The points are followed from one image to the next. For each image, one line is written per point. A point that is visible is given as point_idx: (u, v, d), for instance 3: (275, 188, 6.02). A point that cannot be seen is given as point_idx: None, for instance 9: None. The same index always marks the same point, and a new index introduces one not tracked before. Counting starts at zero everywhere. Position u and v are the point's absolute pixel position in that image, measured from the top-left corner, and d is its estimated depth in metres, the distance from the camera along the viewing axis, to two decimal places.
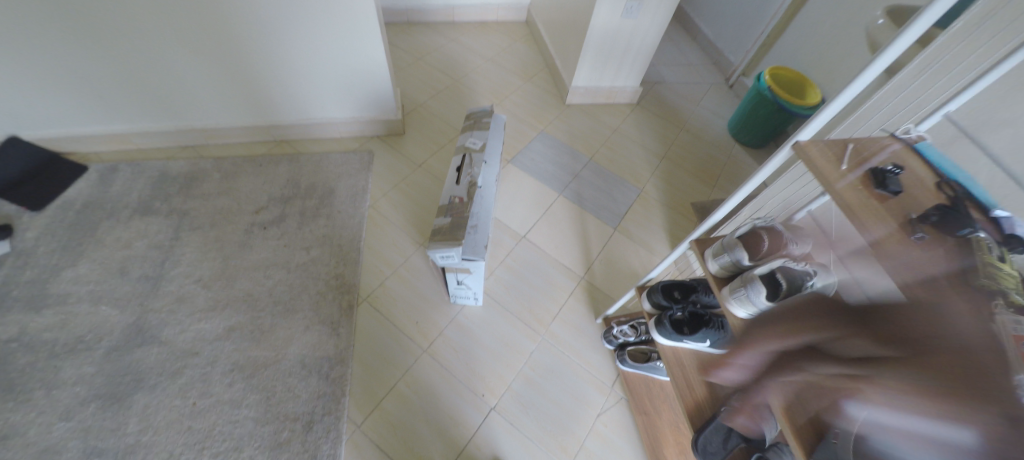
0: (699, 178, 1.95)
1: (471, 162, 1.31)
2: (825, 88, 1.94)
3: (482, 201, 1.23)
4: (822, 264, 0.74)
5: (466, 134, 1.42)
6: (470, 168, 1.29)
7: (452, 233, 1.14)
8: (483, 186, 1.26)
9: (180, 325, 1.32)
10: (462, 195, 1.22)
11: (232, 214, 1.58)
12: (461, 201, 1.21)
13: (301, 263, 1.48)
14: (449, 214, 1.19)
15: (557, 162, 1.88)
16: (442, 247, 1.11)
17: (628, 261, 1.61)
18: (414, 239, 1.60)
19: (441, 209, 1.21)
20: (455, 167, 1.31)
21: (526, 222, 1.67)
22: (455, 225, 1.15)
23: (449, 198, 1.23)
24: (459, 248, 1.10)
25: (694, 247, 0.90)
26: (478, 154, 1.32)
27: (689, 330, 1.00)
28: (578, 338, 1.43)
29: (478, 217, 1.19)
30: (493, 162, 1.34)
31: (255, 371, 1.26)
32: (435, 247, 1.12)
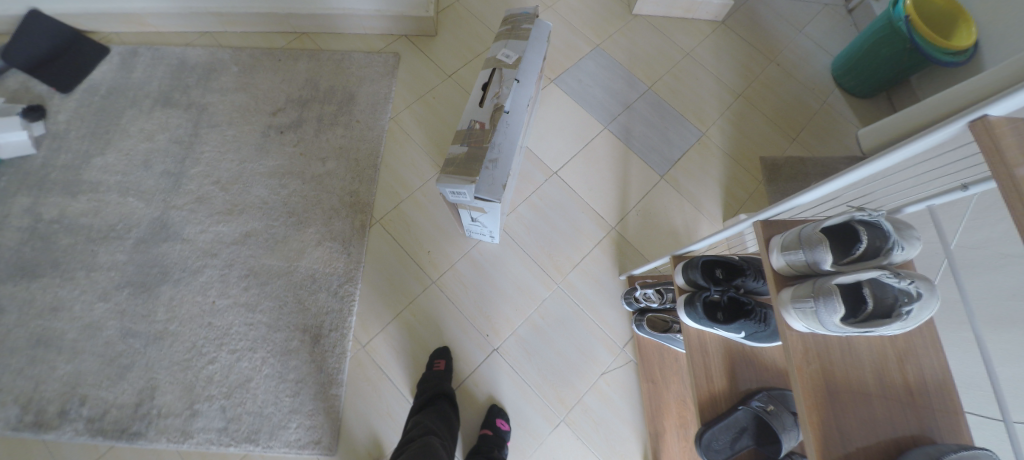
0: (777, 128, 1.63)
1: (499, 81, 1.06)
2: (991, 20, 1.44)
3: (506, 132, 1.02)
4: (921, 278, 0.56)
5: (499, 42, 1.15)
6: (498, 88, 1.06)
7: (468, 165, 0.96)
8: (510, 112, 1.04)
9: (199, 225, 1.33)
10: (484, 121, 1.01)
11: (249, 113, 1.50)
12: (482, 129, 1.01)
13: (316, 175, 1.40)
14: (466, 143, 0.99)
15: (609, 87, 1.59)
16: (452, 183, 0.94)
17: (669, 217, 1.42)
18: (434, 162, 1.45)
19: (457, 136, 1.01)
20: (481, 84, 1.08)
21: (560, 156, 1.46)
22: (471, 157, 0.97)
23: (468, 122, 1.02)
24: (471, 186, 0.94)
25: (760, 230, 0.69)
26: (511, 70, 1.08)
27: (724, 317, 0.88)
28: (596, 292, 1.32)
29: (499, 150, 1.00)
30: (526, 83, 1.09)
31: (268, 280, 1.28)
32: (442, 181, 0.95)
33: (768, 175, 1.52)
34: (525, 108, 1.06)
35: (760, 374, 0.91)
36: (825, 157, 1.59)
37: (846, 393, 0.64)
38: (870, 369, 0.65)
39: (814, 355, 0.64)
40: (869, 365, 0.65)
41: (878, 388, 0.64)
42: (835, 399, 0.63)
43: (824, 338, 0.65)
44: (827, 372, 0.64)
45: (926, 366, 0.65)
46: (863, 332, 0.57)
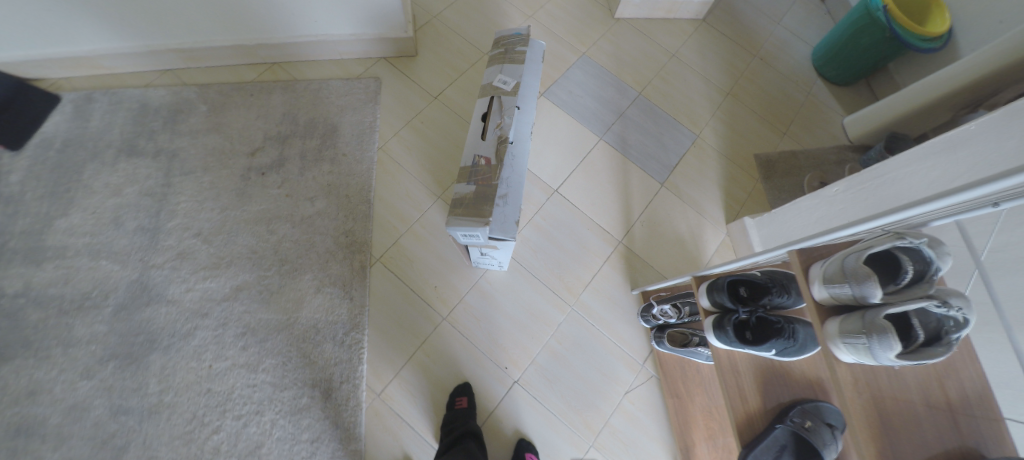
0: (767, 123, 1.64)
1: (500, 111, 1.04)
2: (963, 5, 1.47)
3: (512, 165, 1.00)
4: (955, 295, 0.55)
5: (494, 67, 1.12)
6: (499, 118, 1.03)
7: (479, 203, 0.94)
8: (514, 142, 1.02)
9: (185, 283, 1.25)
10: (489, 156, 0.99)
11: (226, 156, 1.40)
12: (488, 164, 0.98)
13: (306, 216, 1.32)
14: (473, 181, 0.97)
15: (600, 96, 1.56)
16: (464, 225, 0.92)
17: (673, 225, 1.41)
18: (430, 190, 1.39)
19: (462, 174, 0.99)
20: (481, 113, 1.05)
21: (559, 172, 1.42)
22: (481, 195, 0.94)
23: (472, 158, 1.00)
24: (484, 227, 0.91)
25: (797, 262, 0.67)
26: (511, 98, 1.05)
27: (752, 336, 0.87)
28: (610, 309, 1.29)
29: (508, 185, 0.98)
30: (527, 109, 1.08)
31: (268, 335, 1.21)
32: (454, 223, 0.93)
33: (763, 172, 1.53)
34: (529, 137, 1.04)
35: (791, 388, 0.90)
36: (814, 149, 1.61)
37: (901, 421, 0.62)
38: (920, 393, 0.64)
39: (864, 385, 0.63)
40: (919, 389, 0.64)
41: (929, 409, 0.63)
42: (891, 429, 0.62)
43: (871, 366, 0.64)
44: (878, 403, 0.63)
45: (967, 380, 0.65)
46: (915, 362, 0.56)
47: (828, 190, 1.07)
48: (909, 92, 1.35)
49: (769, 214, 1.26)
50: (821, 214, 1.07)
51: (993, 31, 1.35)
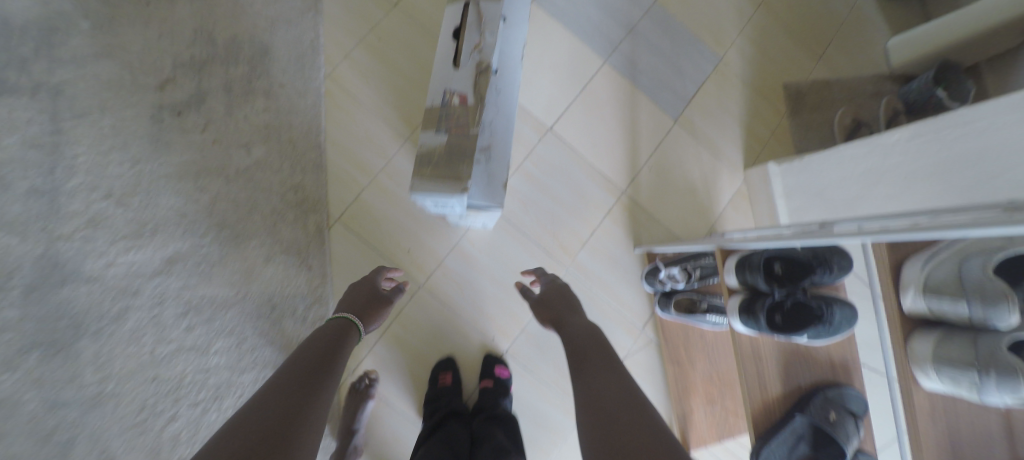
0: (801, 43, 1.36)
1: (478, 25, 0.76)
2: None
3: (498, 104, 0.76)
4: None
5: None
6: (476, 37, 0.76)
7: (452, 160, 0.72)
8: (498, 72, 0.76)
9: (105, 256, 1.04)
10: (465, 92, 0.74)
11: (128, 92, 1.10)
12: (464, 104, 0.73)
13: (242, 170, 1.08)
14: (446, 128, 0.73)
15: (605, 5, 1.23)
16: (436, 191, 0.71)
17: (685, 170, 1.20)
18: (395, 131, 1.12)
19: (429, 118, 0.75)
20: (453, 29, 0.79)
21: (553, 107, 1.16)
22: (454, 150, 0.72)
23: (442, 95, 0.75)
24: (460, 195, 0.70)
25: (887, 257, 0.49)
26: (493, 4, 0.77)
27: (783, 321, 0.72)
28: (610, 270, 1.13)
29: (493, 132, 0.75)
30: (516, 22, 0.81)
31: (216, 313, 1.04)
32: (424, 188, 0.72)
33: (791, 105, 1.30)
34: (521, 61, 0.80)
35: (814, 371, 0.79)
36: (847, 77, 1.38)
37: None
38: None
39: (940, 412, 0.49)
40: None
41: None
42: None
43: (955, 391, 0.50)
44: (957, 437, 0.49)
45: None
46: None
47: (887, 137, 0.86)
48: (973, 12, 1.11)
49: (801, 160, 1.06)
50: (866, 169, 0.90)
51: None
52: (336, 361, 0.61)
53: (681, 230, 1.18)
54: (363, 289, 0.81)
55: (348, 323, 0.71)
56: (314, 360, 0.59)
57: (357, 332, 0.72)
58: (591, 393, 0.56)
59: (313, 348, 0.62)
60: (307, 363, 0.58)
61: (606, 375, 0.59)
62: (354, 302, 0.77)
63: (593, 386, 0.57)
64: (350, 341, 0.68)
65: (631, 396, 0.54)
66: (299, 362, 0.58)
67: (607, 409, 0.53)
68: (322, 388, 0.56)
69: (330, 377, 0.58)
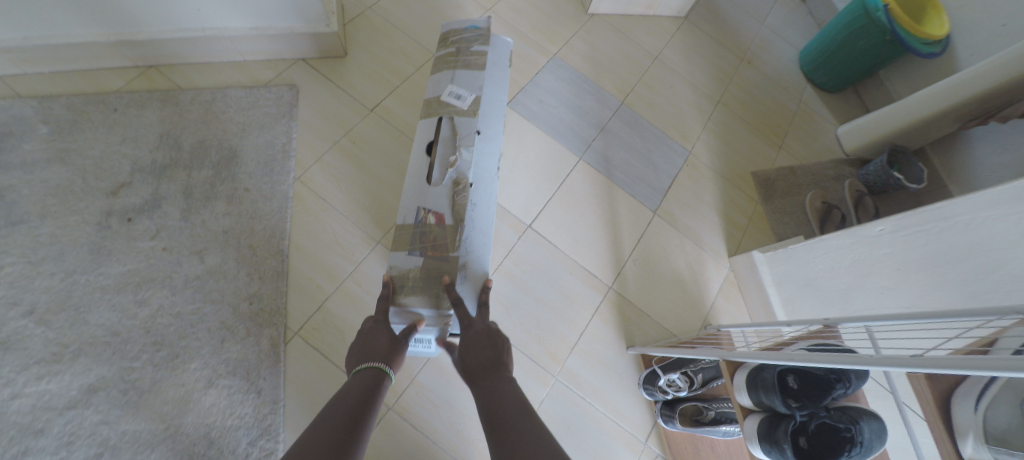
0: (762, 135, 1.44)
1: (454, 139, 0.84)
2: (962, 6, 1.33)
3: (474, 218, 0.79)
4: None
5: (444, 75, 0.93)
6: (451, 153, 0.83)
7: (431, 284, 0.75)
8: (474, 185, 0.81)
9: (8, 388, 0.87)
10: (441, 212, 0.79)
11: (74, 197, 1.02)
12: (440, 223, 0.79)
13: (192, 278, 0.97)
14: (420, 250, 0.77)
15: (577, 106, 1.29)
16: (417, 317, 0.73)
17: (670, 261, 1.17)
18: (367, 233, 1.06)
19: (403, 237, 0.79)
20: (427, 141, 0.85)
21: (531, 204, 1.14)
22: (431, 273, 0.76)
23: (416, 213, 0.80)
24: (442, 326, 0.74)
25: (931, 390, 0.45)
26: (467, 119, 0.86)
27: (808, 444, 0.63)
28: (604, 377, 1.02)
29: (469, 249, 0.78)
30: (490, 134, 0.86)
31: (135, 456, 0.85)
32: (407, 317, 0.73)
33: (763, 193, 1.33)
34: (496, 173, 0.83)
35: None
36: (810, 163, 1.43)
37: None
38: None
39: None
40: None
41: None
42: None
43: None
44: None
45: None
46: None
47: (869, 229, 0.84)
48: (902, 107, 1.22)
49: (784, 249, 1.05)
50: (853, 261, 0.89)
51: (997, 36, 1.21)
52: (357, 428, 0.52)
53: (674, 326, 1.10)
54: (380, 333, 0.67)
55: (379, 373, 0.61)
56: (343, 418, 0.52)
57: (386, 381, 0.61)
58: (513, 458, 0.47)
59: (340, 406, 0.54)
60: (329, 431, 0.50)
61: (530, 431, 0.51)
62: (372, 346, 0.64)
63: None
64: (378, 399, 0.58)
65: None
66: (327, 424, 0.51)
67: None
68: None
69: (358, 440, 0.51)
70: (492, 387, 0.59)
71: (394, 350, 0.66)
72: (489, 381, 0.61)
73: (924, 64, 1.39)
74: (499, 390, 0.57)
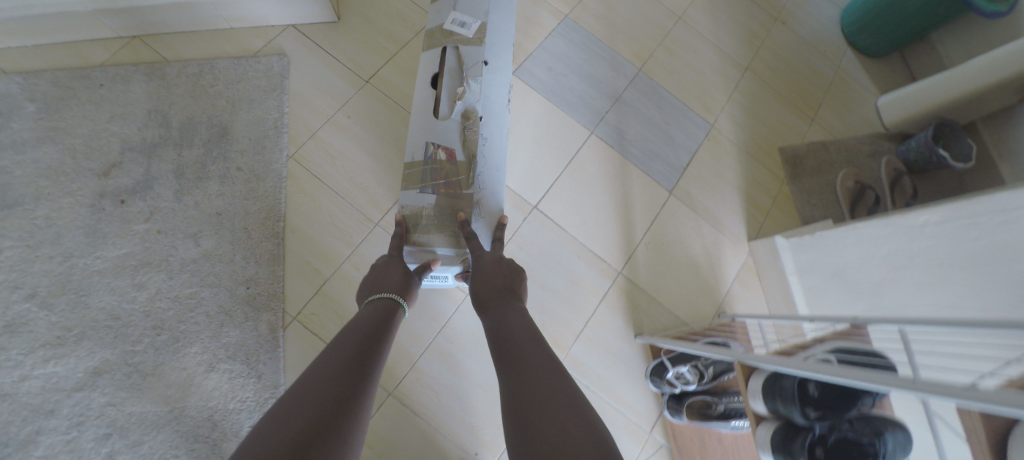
0: (793, 106, 1.31)
1: (460, 71, 0.89)
2: None
3: (485, 153, 0.87)
4: None
5: (446, 3, 0.96)
6: (458, 86, 0.88)
7: (445, 219, 0.83)
8: (483, 117, 0.88)
9: (17, 370, 0.88)
10: (451, 148, 0.85)
11: (67, 178, 0.99)
12: (451, 160, 0.84)
13: (189, 262, 0.95)
14: (433, 187, 0.83)
15: (589, 74, 1.18)
16: (433, 257, 0.82)
17: (684, 246, 1.10)
18: (364, 215, 1.01)
19: (414, 173, 0.84)
20: (432, 74, 0.90)
21: (537, 184, 1.07)
22: (444, 210, 0.83)
23: (425, 148, 0.84)
24: (457, 265, 0.83)
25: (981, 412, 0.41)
26: (472, 50, 0.91)
27: (826, 455, 0.57)
28: (609, 366, 0.99)
29: (481, 186, 0.85)
30: (498, 66, 0.92)
31: (143, 436, 0.86)
32: (422, 255, 0.82)
33: (790, 170, 1.22)
34: (506, 105, 0.90)
35: None
36: (845, 137, 1.31)
37: None
38: None
39: None
40: None
41: None
42: None
43: None
44: None
45: None
46: None
47: (912, 219, 0.77)
48: (955, 76, 1.09)
49: (812, 236, 0.97)
50: (890, 251, 0.81)
51: None
52: (378, 342, 0.60)
53: (686, 314, 1.05)
54: (394, 268, 0.74)
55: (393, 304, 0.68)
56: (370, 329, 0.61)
57: (401, 312, 0.69)
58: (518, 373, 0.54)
59: (363, 323, 0.62)
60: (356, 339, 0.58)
61: (531, 349, 0.58)
62: (385, 280, 0.72)
63: (520, 370, 0.54)
64: (397, 322, 0.66)
65: (562, 388, 0.50)
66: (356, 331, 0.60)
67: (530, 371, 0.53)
68: (360, 384, 0.52)
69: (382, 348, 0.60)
70: (500, 314, 0.67)
71: (407, 284, 0.73)
72: (498, 309, 0.69)
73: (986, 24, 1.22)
74: (508, 316, 0.65)
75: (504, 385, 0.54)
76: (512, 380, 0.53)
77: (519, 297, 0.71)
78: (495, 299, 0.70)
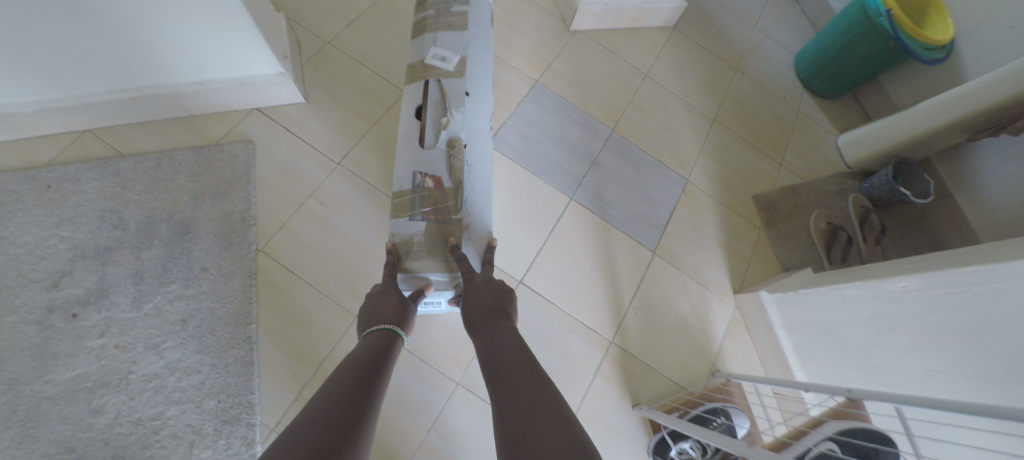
0: (760, 153, 1.35)
1: (444, 101, 0.89)
2: (963, 7, 1.24)
3: (472, 179, 0.85)
4: None
5: (425, 38, 0.97)
6: (442, 115, 0.88)
7: (437, 246, 0.80)
8: (468, 146, 0.87)
9: None
10: (438, 176, 0.83)
11: (10, 293, 0.90)
12: (438, 187, 0.83)
13: (151, 378, 0.88)
14: (422, 214, 0.81)
15: (564, 138, 1.19)
16: (426, 283, 0.79)
17: (673, 307, 1.09)
18: (343, 309, 0.96)
19: (402, 202, 0.81)
20: (415, 106, 0.89)
21: (521, 258, 1.05)
22: (434, 234, 0.80)
23: (413, 177, 0.83)
24: (450, 290, 0.80)
25: None
26: (455, 80, 0.91)
27: None
28: (611, 443, 0.95)
29: (469, 211, 0.83)
30: (479, 95, 0.92)
31: None
32: (415, 283, 0.78)
33: (765, 217, 1.25)
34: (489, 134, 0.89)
35: None
36: (813, 178, 1.34)
37: None
38: None
39: None
40: None
41: None
42: None
43: None
44: None
45: None
46: None
47: (891, 285, 0.77)
48: (904, 118, 1.15)
49: (795, 293, 0.97)
50: (874, 314, 0.81)
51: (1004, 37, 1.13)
52: (376, 376, 0.58)
53: (682, 378, 1.03)
54: (390, 297, 0.72)
55: (391, 335, 0.66)
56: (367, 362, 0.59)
57: (399, 341, 0.67)
58: (510, 396, 0.54)
59: (358, 358, 0.60)
60: (354, 373, 0.57)
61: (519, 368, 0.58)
62: (383, 310, 0.70)
63: (513, 396, 0.54)
64: (393, 353, 0.65)
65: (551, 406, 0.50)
66: (354, 366, 0.58)
67: (522, 393, 0.53)
68: (361, 421, 0.50)
69: (379, 380, 0.58)
70: (491, 336, 0.66)
71: (405, 312, 0.71)
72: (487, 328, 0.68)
73: (928, 67, 1.30)
74: (497, 336, 0.65)
75: (497, 413, 0.53)
76: (506, 404, 0.53)
77: (509, 317, 0.71)
78: (483, 317, 0.70)
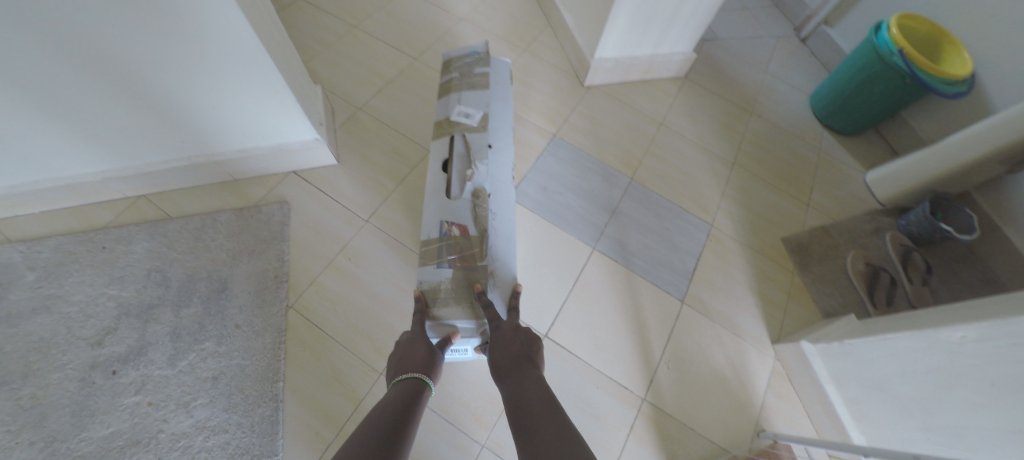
0: (785, 194, 1.33)
1: (469, 154, 0.93)
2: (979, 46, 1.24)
3: (496, 226, 0.87)
4: None
5: (450, 98, 1.04)
6: (467, 167, 0.92)
7: (465, 294, 0.80)
8: (492, 195, 0.90)
9: None
10: (464, 224, 0.86)
11: (58, 351, 0.94)
12: (464, 234, 0.85)
13: (180, 438, 0.88)
14: (448, 261, 0.82)
15: (583, 187, 1.22)
16: (452, 330, 0.78)
17: (706, 359, 1.04)
18: (368, 365, 0.96)
19: (430, 250, 0.83)
20: (442, 159, 0.94)
21: (545, 309, 1.04)
22: (460, 282, 0.81)
23: (441, 226, 0.85)
24: (477, 337, 0.79)
25: None
26: (478, 134, 0.96)
27: None
28: None
29: (494, 256, 0.84)
30: (501, 146, 0.96)
31: None
32: (442, 330, 0.78)
33: (798, 260, 1.20)
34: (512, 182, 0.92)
35: None
36: (844, 218, 1.30)
37: None
38: None
39: None
40: None
41: None
42: None
43: None
44: None
45: None
46: None
47: (948, 335, 0.72)
48: (935, 154, 1.12)
49: (840, 344, 0.91)
50: (931, 368, 0.75)
51: None
52: (403, 428, 0.57)
53: (723, 439, 0.96)
54: (419, 346, 0.72)
55: (419, 383, 0.66)
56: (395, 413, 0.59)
57: (427, 389, 0.67)
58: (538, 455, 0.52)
59: (385, 408, 0.60)
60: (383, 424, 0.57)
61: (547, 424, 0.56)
62: (412, 358, 0.70)
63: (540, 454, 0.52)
64: (421, 404, 0.64)
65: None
66: (381, 417, 0.58)
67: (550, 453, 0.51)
68: None
69: (405, 430, 0.57)
70: (517, 384, 0.64)
71: (432, 359, 0.71)
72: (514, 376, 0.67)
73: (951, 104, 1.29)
74: (523, 385, 0.63)
75: None
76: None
77: (536, 365, 0.69)
78: (511, 366, 0.68)
